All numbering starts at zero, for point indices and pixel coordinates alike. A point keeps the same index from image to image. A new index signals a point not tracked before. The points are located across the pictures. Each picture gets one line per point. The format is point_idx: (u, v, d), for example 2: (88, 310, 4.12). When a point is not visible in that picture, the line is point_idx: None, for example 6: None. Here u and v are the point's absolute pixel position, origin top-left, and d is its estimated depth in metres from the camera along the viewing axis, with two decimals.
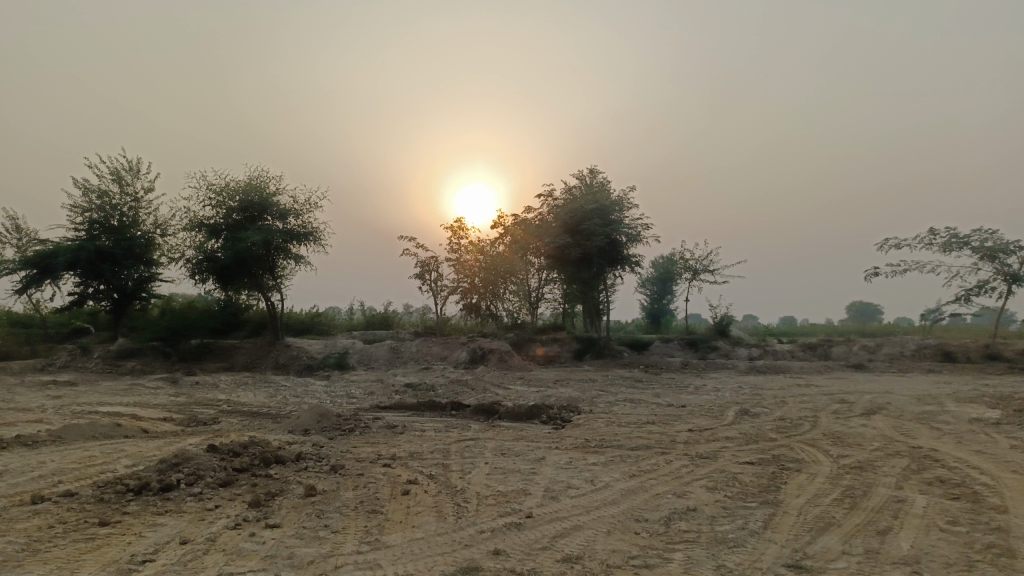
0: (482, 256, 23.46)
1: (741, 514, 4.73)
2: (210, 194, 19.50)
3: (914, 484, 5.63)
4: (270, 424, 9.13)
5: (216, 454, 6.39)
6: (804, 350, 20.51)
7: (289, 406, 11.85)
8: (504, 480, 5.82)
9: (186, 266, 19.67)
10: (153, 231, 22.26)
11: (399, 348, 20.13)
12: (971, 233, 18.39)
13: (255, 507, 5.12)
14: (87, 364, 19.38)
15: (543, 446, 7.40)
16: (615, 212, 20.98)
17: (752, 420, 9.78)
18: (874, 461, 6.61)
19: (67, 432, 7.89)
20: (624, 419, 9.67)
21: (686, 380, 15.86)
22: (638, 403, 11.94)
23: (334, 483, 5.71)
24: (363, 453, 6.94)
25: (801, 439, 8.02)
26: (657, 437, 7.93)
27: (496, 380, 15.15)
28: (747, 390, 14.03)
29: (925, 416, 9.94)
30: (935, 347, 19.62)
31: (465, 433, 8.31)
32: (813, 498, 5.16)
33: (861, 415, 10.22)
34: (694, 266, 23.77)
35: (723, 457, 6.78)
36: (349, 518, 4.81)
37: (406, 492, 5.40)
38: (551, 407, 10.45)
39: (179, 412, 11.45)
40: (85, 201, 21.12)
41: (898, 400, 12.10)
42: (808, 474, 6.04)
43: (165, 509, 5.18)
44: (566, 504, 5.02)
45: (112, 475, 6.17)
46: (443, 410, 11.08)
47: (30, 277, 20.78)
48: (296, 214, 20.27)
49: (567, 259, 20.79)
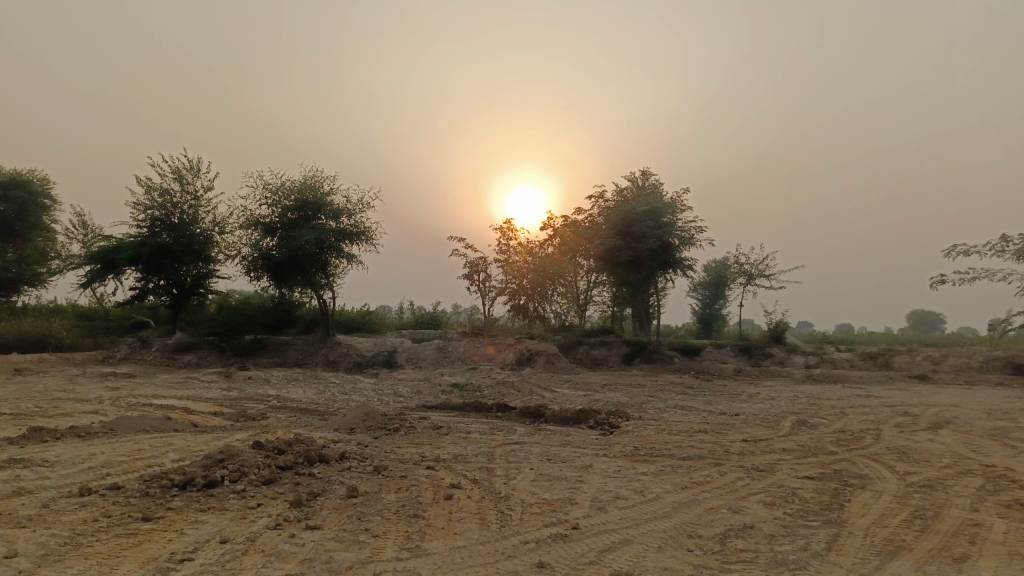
0: (530, 257, 23.54)
1: (802, 533, 4.44)
2: (266, 192, 19.80)
3: (991, 507, 5.23)
4: (316, 421, 9.12)
5: (261, 451, 6.36)
6: (863, 360, 19.75)
7: (337, 404, 11.87)
8: (550, 487, 5.63)
9: (242, 263, 20.01)
10: (212, 229, 22.75)
11: (447, 348, 20.11)
12: None
13: (297, 507, 5.04)
14: (146, 357, 19.87)
15: (591, 453, 7.18)
16: (668, 214, 20.52)
17: (809, 431, 9.37)
18: (945, 480, 6.20)
19: (119, 424, 8.01)
20: (675, 427, 9.37)
21: (739, 388, 15.43)
22: (690, 411, 11.61)
23: (376, 485, 5.60)
24: (406, 454, 6.83)
25: (864, 453, 7.62)
26: (710, 447, 7.63)
27: (543, 383, 14.96)
28: (803, 400, 13.55)
29: (998, 432, 9.38)
30: (1005, 359, 18.66)
31: (511, 437, 8.15)
32: (880, 519, 4.83)
33: (927, 430, 9.71)
34: (749, 271, 23.18)
35: (780, 470, 6.46)
36: (390, 522, 4.68)
37: (449, 496, 5.26)
38: (599, 412, 10.22)
39: (230, 406, 11.59)
40: (148, 198, 21.67)
41: (967, 414, 11.48)
42: (873, 491, 5.69)
43: (207, 506, 5.16)
44: (615, 515, 4.81)
45: (159, 469, 6.19)
46: (489, 411, 10.96)
47: (94, 272, 21.45)
48: (349, 213, 20.44)
49: (617, 261, 20.50)
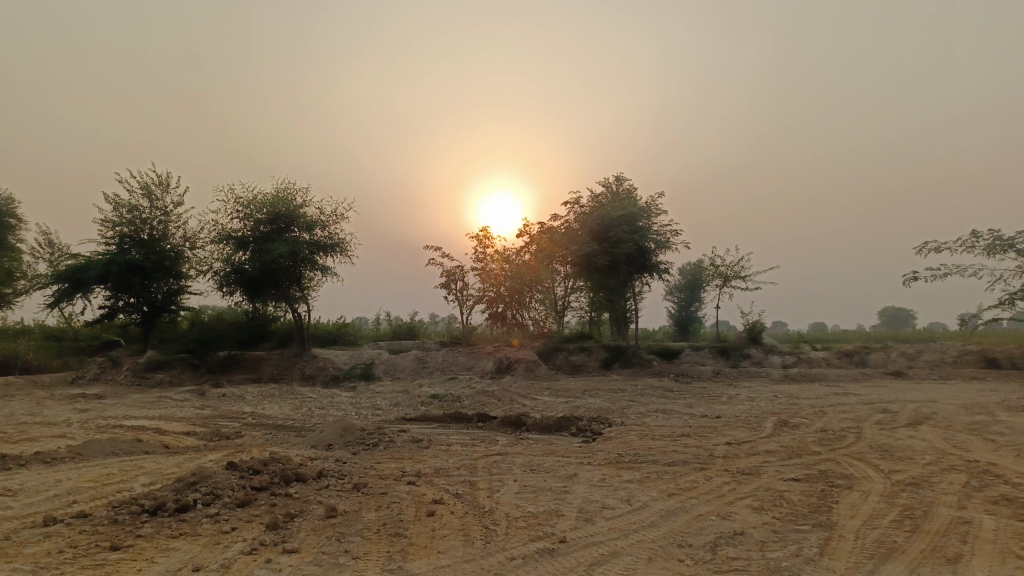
0: (507, 264, 22.94)
1: (793, 538, 4.36)
2: (237, 206, 19.49)
3: (979, 503, 5.20)
4: (293, 438, 8.90)
5: (235, 472, 6.16)
6: (840, 358, 19.87)
7: (315, 419, 11.65)
8: (534, 499, 5.49)
9: (213, 278, 19.65)
10: (182, 244, 22.35)
11: (425, 358, 19.90)
12: (1016, 235, 17.77)
13: (273, 530, 4.86)
14: (116, 377, 19.40)
15: (575, 461, 7.07)
16: (644, 219, 20.55)
17: (792, 432, 9.33)
18: (930, 478, 6.18)
19: (88, 448, 7.74)
20: (658, 431, 9.30)
21: (718, 390, 15.43)
22: (671, 414, 11.55)
23: (356, 503, 5.43)
24: (387, 470, 6.66)
25: (848, 452, 7.59)
26: (694, 451, 7.56)
27: (523, 391, 14.80)
28: (782, 400, 13.58)
29: (977, 427, 9.43)
30: (978, 353, 18.90)
31: (493, 447, 8.00)
32: (870, 520, 4.77)
33: (908, 426, 9.73)
34: (725, 273, 23.28)
35: (766, 473, 6.40)
36: (371, 542, 4.53)
37: (431, 513, 5.10)
38: (581, 419, 10.11)
39: (204, 425, 11.29)
40: (116, 215, 21.23)
41: (945, 409, 11.55)
42: (860, 492, 5.63)
43: (179, 532, 4.95)
44: (602, 527, 4.69)
45: (129, 494, 5.96)
46: (470, 422, 10.80)
47: (61, 291, 20.96)
48: (322, 225, 20.20)
49: (594, 267, 20.47)
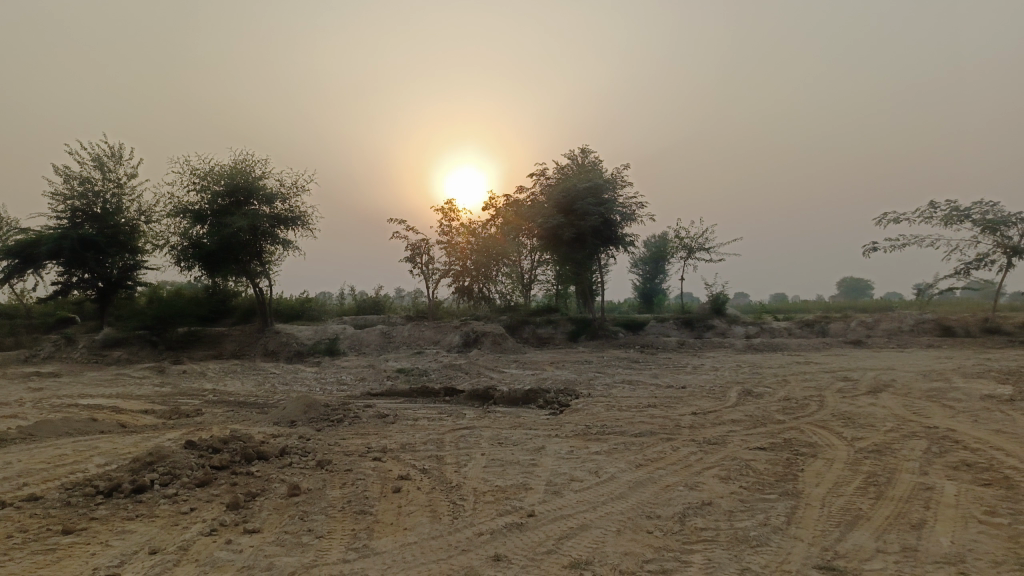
0: (473, 238, 22.80)
1: (760, 507, 4.36)
2: (194, 178, 18.93)
3: (940, 469, 5.28)
4: (255, 415, 8.73)
5: (194, 450, 5.98)
6: (801, 328, 20.19)
7: (278, 396, 11.45)
8: (502, 473, 5.43)
9: (171, 253, 19.12)
10: (137, 218, 21.71)
11: (391, 332, 19.73)
12: (972, 206, 18.13)
13: (234, 510, 4.72)
14: (72, 354, 18.87)
15: (542, 434, 7.02)
16: (609, 191, 20.50)
17: (756, 401, 9.41)
18: (892, 445, 6.26)
19: (40, 428, 7.48)
20: (625, 402, 9.32)
21: (683, 361, 15.57)
22: (637, 385, 11.59)
23: (319, 481, 5.31)
24: (351, 446, 6.54)
25: (812, 421, 7.68)
26: (661, 422, 7.57)
27: (490, 363, 14.75)
28: (746, 369, 13.74)
29: (935, 393, 9.63)
30: (934, 322, 19.35)
31: (460, 422, 7.92)
32: (835, 488, 4.80)
33: (868, 394, 9.89)
34: (689, 244, 23.40)
35: (732, 443, 6.43)
36: (335, 520, 4.42)
37: (397, 489, 5.00)
38: (548, 391, 10.09)
39: (163, 403, 11.03)
40: (67, 188, 20.48)
41: (903, 377, 11.78)
42: (825, 459, 5.68)
43: (135, 514, 4.79)
44: (571, 499, 4.65)
45: (82, 475, 5.76)
46: (436, 396, 10.72)
47: (12, 267, 20.25)
48: (283, 197, 19.75)
49: (560, 240, 20.40)
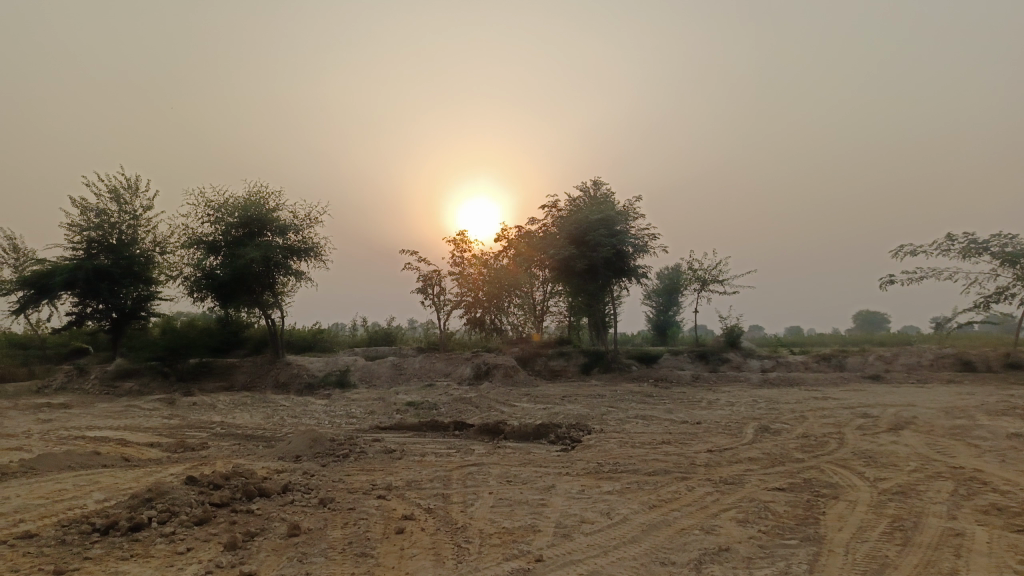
0: (486, 269, 22.77)
1: (781, 554, 4.14)
2: (208, 210, 19.04)
3: (969, 513, 5.04)
4: (261, 449, 8.58)
5: (195, 487, 5.83)
6: (818, 361, 19.85)
7: (286, 429, 11.31)
8: (510, 514, 5.23)
9: (184, 284, 19.15)
10: (152, 249, 21.82)
11: (402, 364, 19.58)
12: (991, 238, 17.86)
13: (231, 551, 4.56)
14: (83, 385, 18.83)
15: (553, 471, 6.82)
16: (621, 223, 20.41)
17: (774, 438, 9.16)
18: (917, 486, 6.01)
19: (42, 462, 7.35)
20: (638, 438, 9.09)
21: (698, 395, 15.31)
22: (651, 420, 11.34)
23: (321, 520, 5.14)
24: (356, 483, 6.38)
25: (831, 460, 7.43)
26: (675, 460, 7.35)
27: (501, 397, 14.54)
28: (762, 404, 13.45)
29: (958, 431, 9.34)
30: (954, 356, 18.96)
31: (468, 457, 7.73)
32: (858, 533, 4.58)
33: (889, 432, 9.61)
34: (703, 277, 23.20)
35: (749, 483, 6.19)
36: (335, 563, 4.24)
37: (400, 530, 4.82)
38: (560, 426, 9.88)
39: (170, 436, 10.90)
40: (83, 220, 20.65)
41: (925, 414, 11.46)
42: (847, 502, 5.45)
43: (130, 554, 4.63)
44: (581, 543, 4.44)
45: (80, 512, 5.61)
46: (446, 430, 10.52)
47: (27, 298, 20.34)
48: (296, 229, 19.81)
49: (573, 271, 20.27)
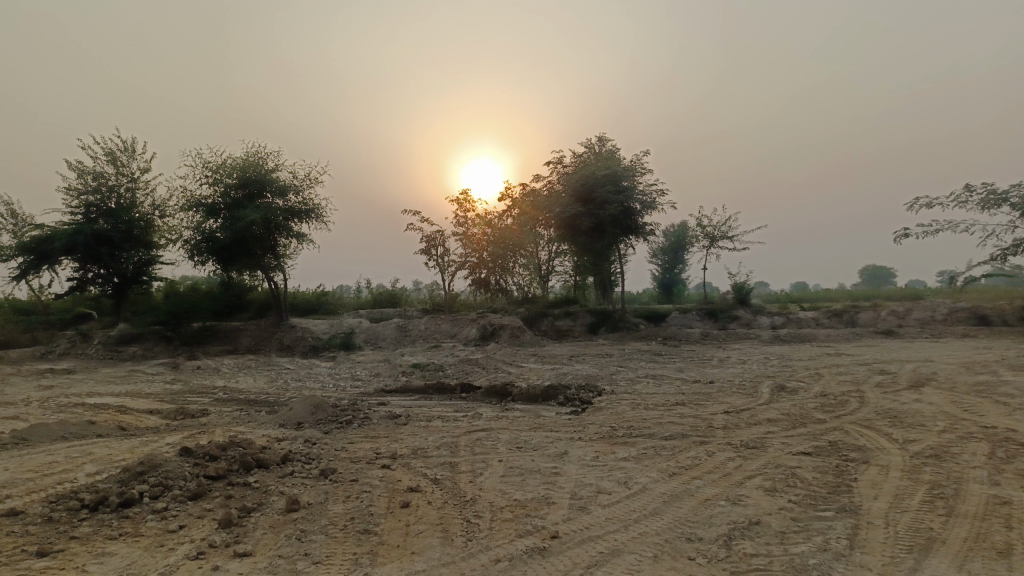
0: (489, 228, 22.25)
1: (817, 527, 3.82)
2: (206, 171, 18.55)
3: (1010, 478, 4.72)
4: (263, 416, 8.28)
5: (190, 458, 5.55)
6: (829, 317, 19.47)
7: (290, 393, 11.05)
8: (522, 484, 4.93)
9: (184, 247, 18.78)
10: (151, 213, 21.39)
11: (407, 326, 19.31)
12: (1011, 188, 17.30)
13: (225, 529, 4.27)
14: (87, 350, 18.62)
15: (565, 437, 6.52)
16: (628, 178, 19.85)
17: (791, 397, 8.88)
18: (950, 448, 5.68)
19: (34, 433, 7.07)
20: (651, 400, 8.77)
21: (708, 353, 15.01)
22: (662, 380, 11.07)
23: (321, 493, 4.84)
24: (359, 451, 6.09)
25: (855, 420, 7.11)
26: (692, 423, 7.04)
27: (507, 358, 14.26)
28: (775, 362, 13.16)
29: (983, 388, 9.02)
30: (969, 310, 18.59)
31: (476, 422, 7.42)
32: (896, 502, 4.27)
33: (910, 389, 9.30)
34: (712, 233, 22.71)
35: (772, 447, 5.87)
36: (335, 542, 3.95)
37: (406, 504, 4.52)
38: (569, 387, 9.57)
39: (171, 403, 10.63)
40: (81, 183, 20.19)
41: (945, 369, 11.13)
42: (879, 467, 5.13)
43: (118, 533, 4.34)
44: (598, 517, 4.14)
45: (69, 486, 5.34)
46: (452, 393, 10.24)
47: (27, 264, 20.01)
48: (296, 190, 19.36)
49: (578, 229, 19.86)
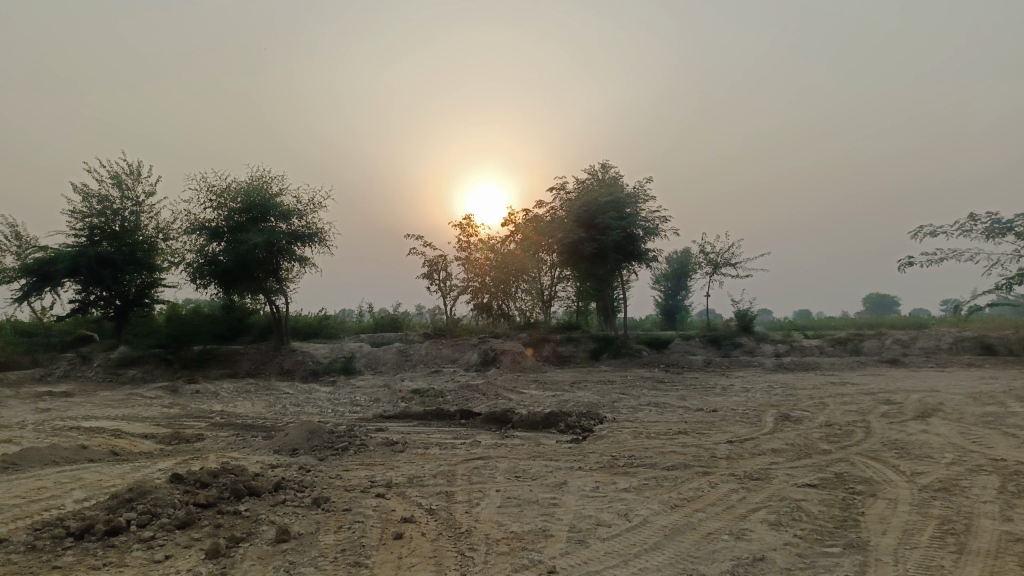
0: (492, 254, 22.33)
1: (823, 565, 3.69)
2: (210, 195, 18.59)
3: (1023, 514, 4.57)
4: (258, 442, 8.15)
5: (181, 485, 5.43)
6: (833, 345, 19.31)
7: (288, 418, 10.92)
8: (520, 515, 4.80)
9: (186, 270, 18.75)
10: (155, 236, 21.41)
11: (408, 351, 19.19)
12: (1015, 217, 17.23)
13: (212, 560, 4.14)
14: (86, 373, 18.52)
15: (564, 466, 6.38)
16: (631, 205, 19.84)
17: (796, 427, 8.73)
18: (960, 481, 5.53)
19: (25, 457, 6.96)
20: (653, 429, 8.63)
21: (711, 380, 14.86)
22: (664, 408, 10.92)
23: (313, 523, 4.71)
24: (354, 479, 5.96)
25: (861, 451, 6.95)
26: (695, 452, 6.90)
27: (509, 384, 14.13)
28: (779, 390, 13.01)
29: (992, 418, 8.87)
30: (975, 339, 18.42)
31: (474, 450, 7.29)
32: (906, 538, 4.13)
33: (917, 419, 9.14)
34: (715, 260, 22.65)
35: (776, 478, 5.73)
36: (325, 575, 3.82)
37: (399, 535, 4.39)
38: (570, 415, 9.43)
39: (167, 427, 10.51)
40: (85, 206, 20.24)
41: (952, 400, 10.96)
42: (887, 500, 4.99)
43: (103, 562, 4.21)
44: (597, 551, 4.00)
45: (57, 513, 5.22)
46: (452, 419, 10.11)
47: (29, 285, 19.99)
48: (299, 214, 19.38)
49: (581, 255, 19.81)
